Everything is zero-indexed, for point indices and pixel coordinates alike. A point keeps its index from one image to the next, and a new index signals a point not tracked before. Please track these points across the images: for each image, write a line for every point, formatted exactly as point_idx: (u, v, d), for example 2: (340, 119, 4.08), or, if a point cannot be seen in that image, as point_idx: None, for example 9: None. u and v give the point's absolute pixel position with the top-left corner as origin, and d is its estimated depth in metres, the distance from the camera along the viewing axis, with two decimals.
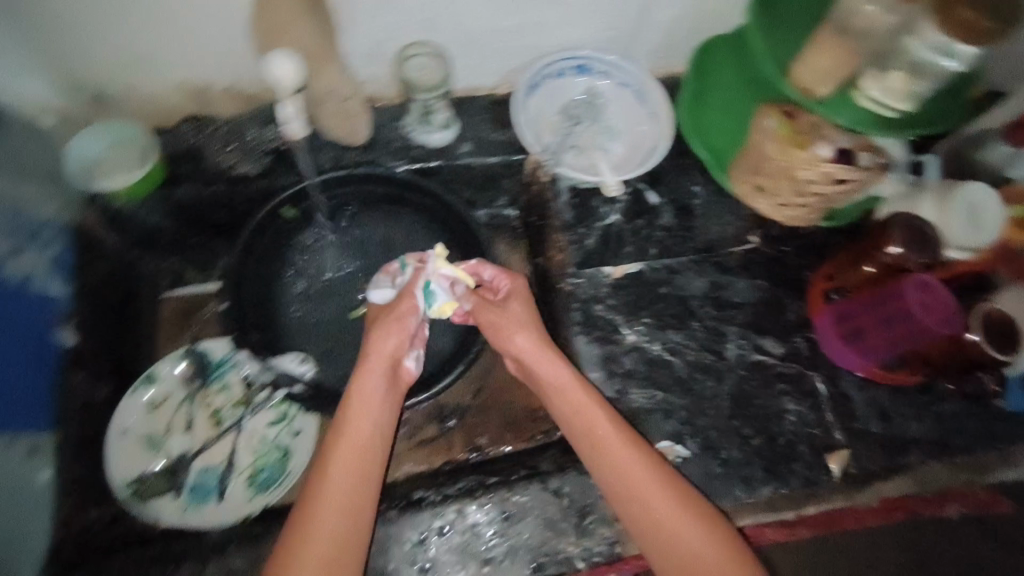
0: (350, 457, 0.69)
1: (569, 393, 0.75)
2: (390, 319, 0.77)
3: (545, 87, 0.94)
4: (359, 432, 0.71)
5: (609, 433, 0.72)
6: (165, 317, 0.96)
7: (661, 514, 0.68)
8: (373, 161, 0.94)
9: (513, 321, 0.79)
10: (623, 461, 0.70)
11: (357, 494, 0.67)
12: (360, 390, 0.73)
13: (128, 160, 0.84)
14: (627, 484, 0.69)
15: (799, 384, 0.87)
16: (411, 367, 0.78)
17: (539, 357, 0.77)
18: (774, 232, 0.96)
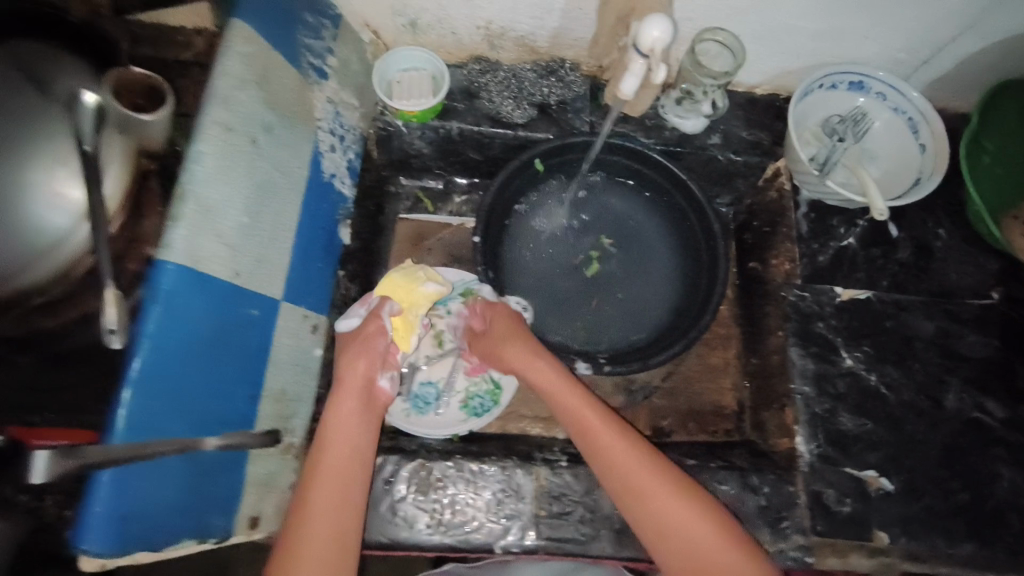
0: (334, 467, 0.69)
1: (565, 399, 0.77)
2: (358, 342, 0.76)
3: (816, 97, 0.93)
4: (343, 438, 0.71)
5: (611, 439, 0.73)
6: (399, 234, 1.04)
7: (689, 533, 0.67)
8: (624, 133, 0.97)
9: (502, 331, 0.84)
10: (640, 482, 0.70)
11: (344, 486, 0.68)
12: (335, 413, 0.73)
13: (421, 90, 0.91)
14: (644, 499, 0.69)
15: (1018, 454, 0.84)
16: (387, 388, 0.77)
17: (531, 360, 0.80)
18: (1017, 294, 0.92)
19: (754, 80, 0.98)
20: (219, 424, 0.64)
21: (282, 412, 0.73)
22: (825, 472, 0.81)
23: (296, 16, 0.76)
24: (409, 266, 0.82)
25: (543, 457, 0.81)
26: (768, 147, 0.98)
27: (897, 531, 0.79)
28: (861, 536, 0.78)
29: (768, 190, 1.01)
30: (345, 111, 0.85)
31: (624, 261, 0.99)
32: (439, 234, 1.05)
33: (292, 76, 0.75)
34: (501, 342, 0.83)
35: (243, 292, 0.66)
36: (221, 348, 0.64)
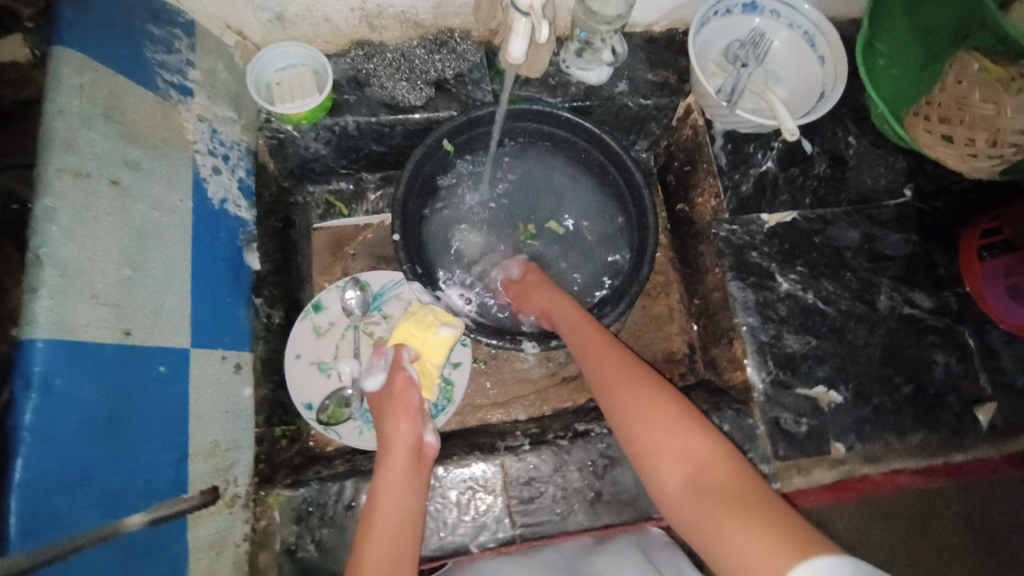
0: (385, 536, 0.65)
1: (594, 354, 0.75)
2: (397, 404, 0.76)
3: (712, 25, 0.92)
4: (393, 502, 0.67)
5: (620, 379, 0.70)
6: (317, 245, 0.98)
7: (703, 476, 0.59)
8: (530, 96, 0.93)
9: (535, 283, 0.86)
10: (655, 418, 0.65)
11: (394, 556, 0.63)
12: (385, 477, 0.69)
13: (305, 88, 0.85)
14: (647, 442, 0.64)
15: (948, 337, 0.88)
16: (432, 443, 0.75)
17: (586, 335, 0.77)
18: (926, 187, 0.95)
19: (650, 19, 0.96)
20: (146, 499, 0.57)
21: (220, 465, 0.68)
22: (780, 396, 0.83)
23: (142, 29, 0.67)
24: (420, 311, 0.82)
25: (506, 445, 0.79)
26: (675, 87, 0.96)
27: (854, 437, 0.82)
28: (821, 449, 0.81)
29: (682, 129, 1.00)
30: (222, 126, 0.78)
31: (557, 230, 0.96)
32: (358, 237, 1.00)
33: (149, 99, 0.66)
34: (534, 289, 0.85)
35: (143, 351, 0.59)
36: (127, 419, 0.57)
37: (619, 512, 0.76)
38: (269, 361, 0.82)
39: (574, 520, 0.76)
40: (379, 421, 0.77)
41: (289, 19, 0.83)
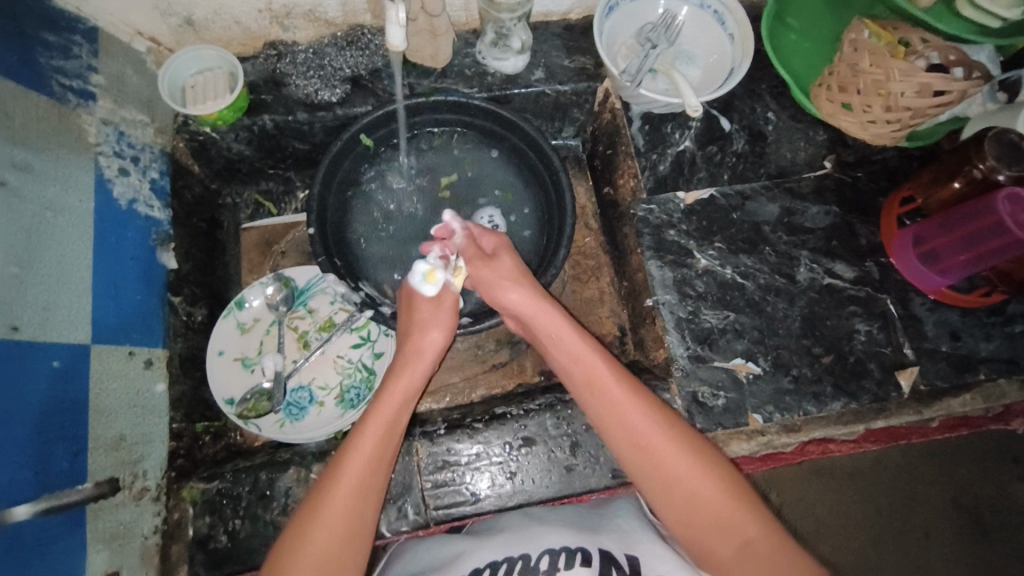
0: (354, 481, 0.64)
1: (584, 375, 0.73)
2: (438, 311, 0.77)
3: (621, 9, 0.94)
4: (373, 440, 0.66)
5: (618, 393, 0.70)
6: (247, 245, 1.00)
7: (687, 482, 0.65)
8: (447, 88, 0.95)
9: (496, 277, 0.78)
10: (682, 460, 0.66)
11: (369, 487, 0.64)
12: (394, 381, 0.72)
13: (218, 89, 0.86)
14: (671, 474, 0.65)
15: (870, 306, 0.88)
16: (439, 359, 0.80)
17: (536, 308, 0.77)
18: (846, 158, 0.95)
19: (565, 6, 0.97)
20: (36, 491, 0.58)
21: (126, 458, 0.69)
22: (697, 371, 0.84)
23: (34, 36, 0.69)
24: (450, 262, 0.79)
25: (421, 430, 0.79)
26: (593, 72, 0.97)
27: (771, 409, 0.82)
28: (737, 421, 0.82)
29: (603, 113, 1.02)
30: (130, 129, 0.80)
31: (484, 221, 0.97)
32: (287, 235, 1.02)
33: (42, 103, 0.67)
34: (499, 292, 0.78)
35: (37, 346, 0.61)
36: (15, 413, 0.58)
37: (533, 492, 0.77)
38: (189, 358, 0.83)
39: (488, 501, 0.76)
40: (409, 319, 0.78)
41: (200, 23, 0.86)
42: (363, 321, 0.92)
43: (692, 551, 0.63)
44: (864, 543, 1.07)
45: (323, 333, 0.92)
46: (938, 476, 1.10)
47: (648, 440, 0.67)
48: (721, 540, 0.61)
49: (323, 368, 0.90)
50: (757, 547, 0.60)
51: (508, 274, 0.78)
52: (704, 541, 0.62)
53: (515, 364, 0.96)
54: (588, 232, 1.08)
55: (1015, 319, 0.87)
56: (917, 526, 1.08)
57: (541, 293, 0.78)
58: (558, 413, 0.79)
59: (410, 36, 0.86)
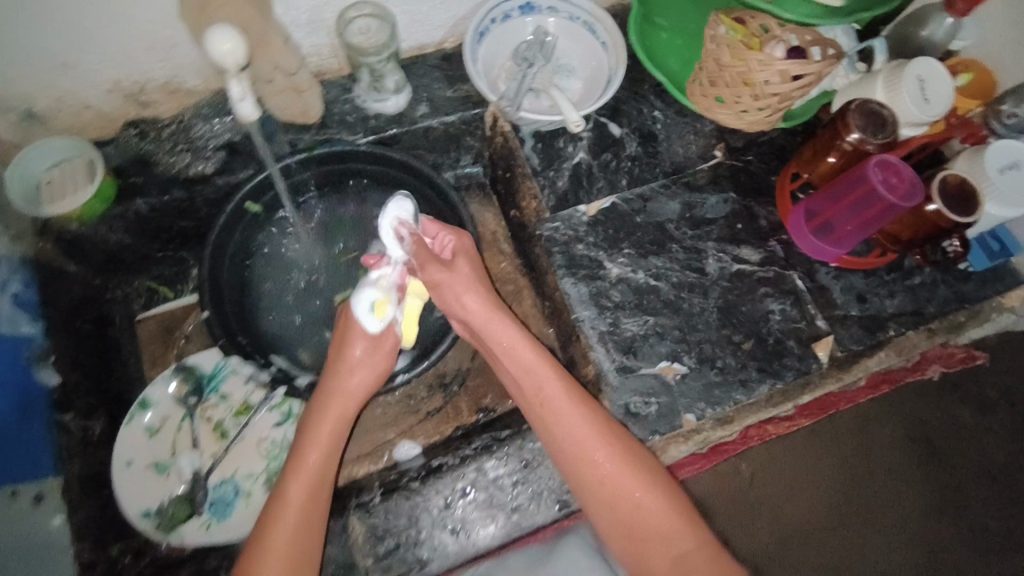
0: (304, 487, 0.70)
1: (532, 385, 0.74)
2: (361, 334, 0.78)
3: (492, 33, 0.93)
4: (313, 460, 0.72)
5: (565, 404, 0.72)
6: (145, 338, 0.94)
7: (630, 493, 0.68)
8: (332, 138, 0.92)
9: (456, 282, 0.77)
10: (620, 472, 0.69)
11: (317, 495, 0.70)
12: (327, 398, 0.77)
13: (76, 181, 0.81)
14: (610, 487, 0.69)
15: (780, 285, 0.90)
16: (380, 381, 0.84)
17: (488, 319, 0.77)
18: (735, 143, 0.97)
19: (437, 37, 0.96)
20: None
21: None
22: (627, 382, 0.84)
23: None
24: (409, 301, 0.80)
25: (357, 501, 0.77)
26: (477, 98, 0.96)
27: (703, 405, 0.83)
28: (673, 425, 0.82)
29: (496, 138, 1.00)
30: None
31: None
32: (188, 320, 0.96)
33: None
34: (460, 289, 0.77)
35: None
36: None
37: (480, 541, 0.75)
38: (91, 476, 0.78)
39: (437, 560, 0.74)
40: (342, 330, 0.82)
41: (44, 114, 0.80)
42: (281, 397, 0.88)
43: (627, 562, 0.68)
44: (837, 506, 1.04)
45: (240, 417, 0.88)
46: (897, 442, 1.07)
47: (590, 449, 0.70)
48: (659, 558, 0.66)
49: (245, 454, 0.85)
50: (692, 559, 0.65)
51: (467, 278, 0.78)
52: (643, 553, 0.67)
53: (450, 407, 0.94)
54: (503, 257, 1.06)
55: (913, 273, 0.91)
56: (871, 497, 1.04)
57: (496, 303, 0.78)
58: (494, 455, 0.78)
59: (274, 96, 0.82)
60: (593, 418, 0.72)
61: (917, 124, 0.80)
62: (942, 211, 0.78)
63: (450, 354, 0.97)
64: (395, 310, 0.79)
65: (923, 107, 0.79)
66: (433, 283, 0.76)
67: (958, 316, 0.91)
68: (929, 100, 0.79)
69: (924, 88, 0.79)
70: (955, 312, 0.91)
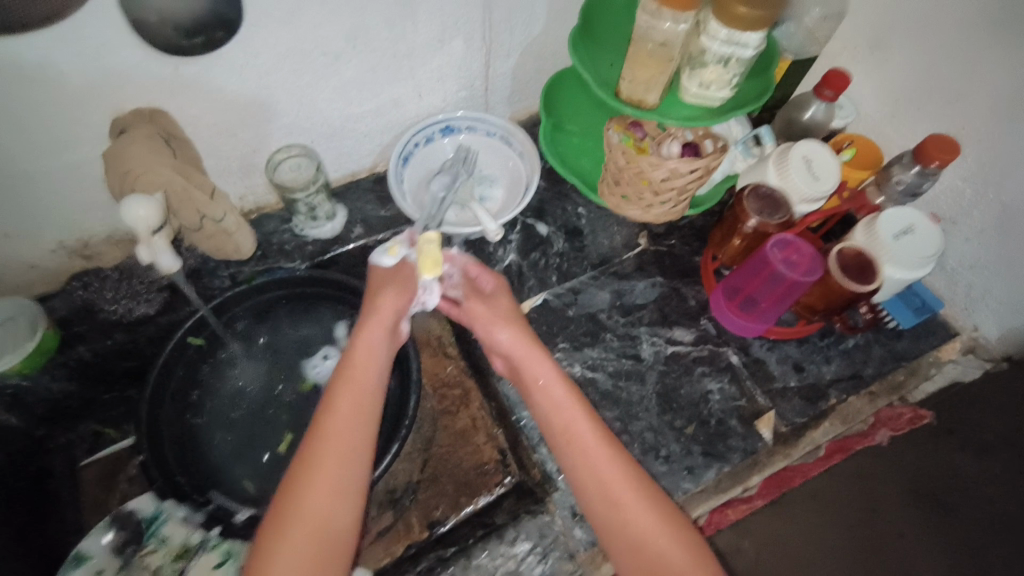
0: (318, 510, 0.63)
1: (557, 424, 0.74)
2: (391, 291, 0.76)
3: (416, 156, 1.01)
4: (330, 462, 0.66)
5: (590, 437, 0.71)
6: (87, 483, 0.95)
7: (656, 539, 0.66)
8: (273, 267, 0.97)
9: (490, 316, 0.81)
10: (645, 507, 0.67)
11: (333, 515, 0.64)
12: (345, 383, 0.72)
13: (16, 337, 0.82)
14: (631, 523, 0.67)
15: (715, 362, 0.91)
16: (403, 329, 0.81)
17: (522, 349, 0.78)
18: (656, 230, 1.02)
19: (366, 163, 1.03)
20: None
21: None
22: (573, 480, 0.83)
23: None
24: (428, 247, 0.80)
25: None
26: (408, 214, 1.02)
27: None
28: None
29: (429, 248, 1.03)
30: None
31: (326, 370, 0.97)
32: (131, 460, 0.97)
33: None
34: (492, 324, 0.81)
35: None
36: None
37: None
38: None
39: None
40: (370, 292, 0.78)
41: None
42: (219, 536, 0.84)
43: None
44: None
45: (178, 562, 0.83)
46: (898, 511, 0.82)
47: (613, 481, 0.69)
48: None
49: None
50: None
51: (502, 314, 0.82)
52: None
53: (402, 523, 0.87)
54: None
55: (844, 337, 0.93)
56: None
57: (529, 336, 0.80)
58: (444, 571, 0.79)
59: (203, 241, 0.88)
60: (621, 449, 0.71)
61: (811, 200, 0.86)
62: (843, 282, 0.82)
63: (397, 466, 0.92)
64: (407, 250, 0.78)
65: (813, 184, 0.84)
66: (476, 316, 0.81)
67: (897, 375, 0.91)
68: (817, 178, 0.84)
69: (811, 167, 0.85)
70: (893, 371, 0.91)
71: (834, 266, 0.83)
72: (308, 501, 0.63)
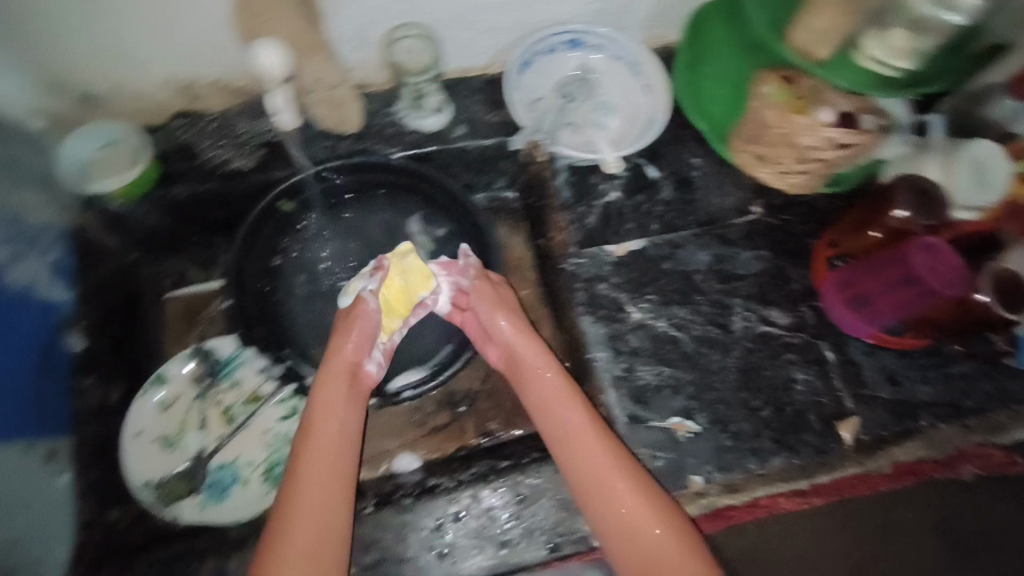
0: (308, 520, 0.66)
1: (551, 415, 0.75)
2: (348, 322, 0.78)
3: (537, 64, 0.94)
4: (314, 473, 0.69)
5: (585, 427, 0.73)
6: (170, 316, 0.96)
7: (648, 529, 0.67)
8: (368, 150, 0.93)
9: (490, 303, 0.81)
10: (635, 499, 0.69)
11: (325, 525, 0.66)
12: (322, 398, 0.74)
13: (120, 165, 0.85)
14: (622, 518, 0.68)
15: (806, 353, 0.86)
16: (373, 370, 0.79)
17: (524, 341, 0.80)
18: (776, 201, 0.94)
19: (482, 62, 0.94)
20: None
21: (27, 559, 0.70)
22: (633, 432, 0.81)
23: None
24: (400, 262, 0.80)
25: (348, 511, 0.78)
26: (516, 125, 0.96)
27: (711, 468, 0.80)
28: (678, 484, 0.79)
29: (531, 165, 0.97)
30: (29, 212, 0.79)
31: None
32: (211, 304, 0.97)
33: None
34: (492, 317, 0.81)
35: None
36: None
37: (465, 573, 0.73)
38: (101, 443, 0.83)
39: None
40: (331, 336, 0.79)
41: (99, 99, 0.83)
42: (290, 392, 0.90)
43: None
44: None
45: (249, 406, 0.90)
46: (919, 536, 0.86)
47: (605, 476, 0.70)
48: None
49: (248, 444, 0.88)
50: None
51: (495, 301, 0.81)
52: None
53: (457, 425, 0.93)
54: (527, 284, 1.03)
55: (953, 361, 0.86)
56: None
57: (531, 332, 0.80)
58: (489, 483, 0.77)
59: (314, 105, 0.84)
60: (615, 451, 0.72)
61: (972, 208, 0.78)
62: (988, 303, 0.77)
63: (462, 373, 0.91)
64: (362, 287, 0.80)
65: (981, 192, 0.76)
66: (482, 299, 0.81)
67: (1000, 414, 0.84)
68: (986, 186, 0.76)
69: (981, 169, 0.76)
70: (998, 409, 0.84)
71: (982, 285, 0.78)
72: (295, 516, 0.66)
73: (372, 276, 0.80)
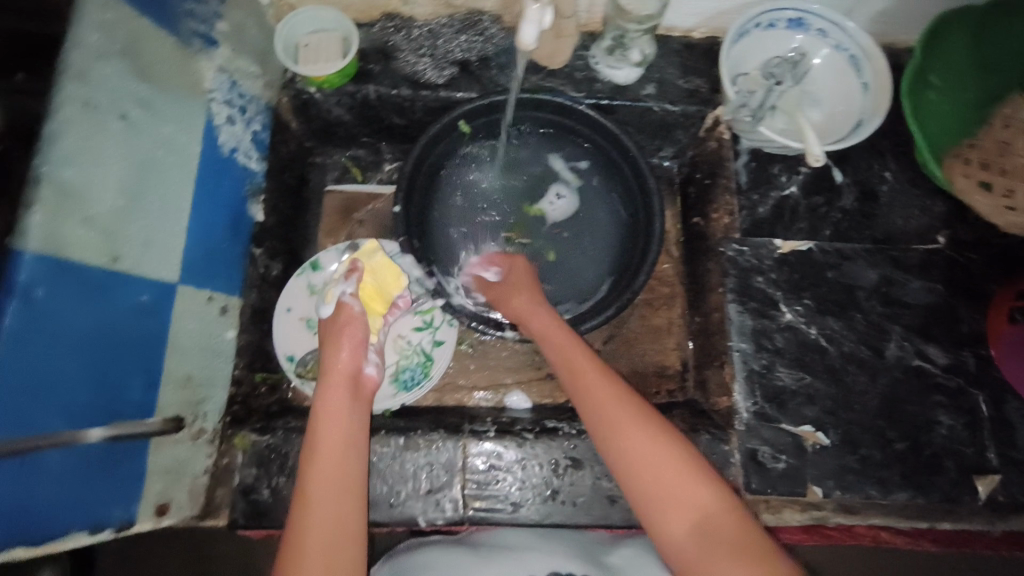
0: (319, 509, 0.64)
1: (579, 384, 0.74)
2: (340, 331, 0.79)
3: (752, 36, 0.89)
4: (324, 462, 0.67)
5: (610, 397, 0.71)
6: (328, 209, 1.02)
7: (688, 495, 0.63)
8: (551, 88, 0.92)
9: (527, 303, 0.82)
10: (674, 470, 0.64)
11: (338, 508, 0.64)
12: (324, 399, 0.73)
13: (330, 52, 0.85)
14: (661, 495, 0.64)
15: (959, 399, 0.82)
16: (371, 373, 0.79)
17: (548, 321, 0.80)
18: (962, 236, 0.88)
19: (689, 24, 0.93)
20: (107, 418, 0.63)
21: (191, 398, 0.75)
22: (760, 429, 0.80)
23: None
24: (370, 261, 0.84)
25: (470, 429, 0.81)
26: (706, 96, 0.93)
27: (832, 485, 0.78)
28: (795, 491, 0.78)
29: (708, 141, 0.96)
30: (243, 79, 0.82)
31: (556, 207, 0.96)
32: (368, 205, 1.03)
33: (168, 43, 0.70)
34: (525, 311, 0.81)
35: (128, 278, 0.65)
36: (102, 341, 0.62)
37: (570, 515, 0.77)
38: (257, 310, 0.87)
39: (526, 514, 0.77)
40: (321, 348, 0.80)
41: None
42: (428, 306, 0.94)
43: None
44: None
45: None
46: None
47: (638, 448, 0.66)
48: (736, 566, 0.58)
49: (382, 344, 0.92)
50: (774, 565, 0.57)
51: (533, 291, 0.83)
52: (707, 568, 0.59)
53: None
54: (668, 259, 1.05)
55: None
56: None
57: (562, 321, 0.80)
58: None
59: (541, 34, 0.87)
60: (637, 406, 0.70)
61: None
62: None
63: None
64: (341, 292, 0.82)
65: None
66: (514, 304, 0.83)
67: None
68: None
69: None
70: None
71: None
72: (310, 510, 0.63)
73: (349, 278, 0.83)
